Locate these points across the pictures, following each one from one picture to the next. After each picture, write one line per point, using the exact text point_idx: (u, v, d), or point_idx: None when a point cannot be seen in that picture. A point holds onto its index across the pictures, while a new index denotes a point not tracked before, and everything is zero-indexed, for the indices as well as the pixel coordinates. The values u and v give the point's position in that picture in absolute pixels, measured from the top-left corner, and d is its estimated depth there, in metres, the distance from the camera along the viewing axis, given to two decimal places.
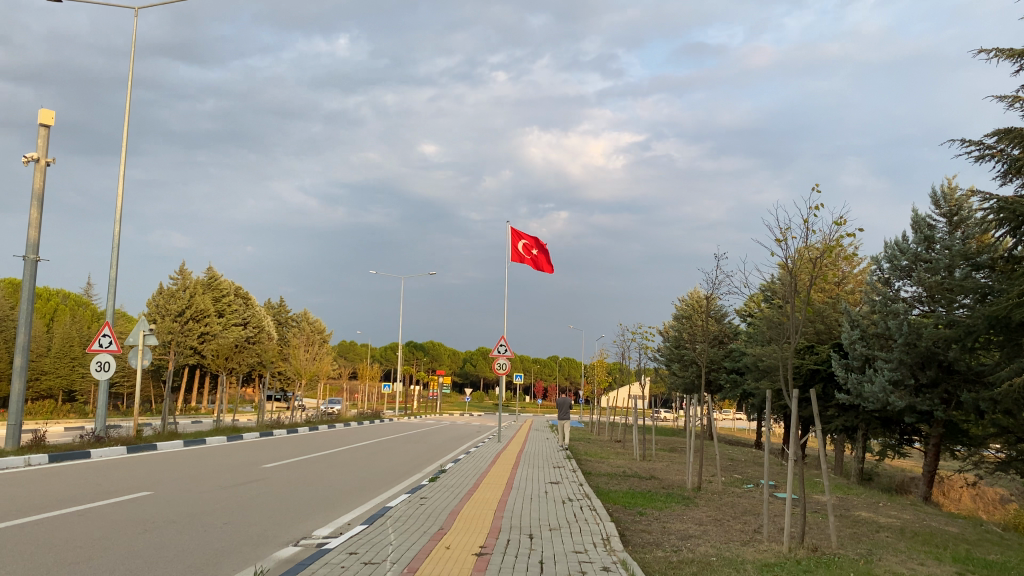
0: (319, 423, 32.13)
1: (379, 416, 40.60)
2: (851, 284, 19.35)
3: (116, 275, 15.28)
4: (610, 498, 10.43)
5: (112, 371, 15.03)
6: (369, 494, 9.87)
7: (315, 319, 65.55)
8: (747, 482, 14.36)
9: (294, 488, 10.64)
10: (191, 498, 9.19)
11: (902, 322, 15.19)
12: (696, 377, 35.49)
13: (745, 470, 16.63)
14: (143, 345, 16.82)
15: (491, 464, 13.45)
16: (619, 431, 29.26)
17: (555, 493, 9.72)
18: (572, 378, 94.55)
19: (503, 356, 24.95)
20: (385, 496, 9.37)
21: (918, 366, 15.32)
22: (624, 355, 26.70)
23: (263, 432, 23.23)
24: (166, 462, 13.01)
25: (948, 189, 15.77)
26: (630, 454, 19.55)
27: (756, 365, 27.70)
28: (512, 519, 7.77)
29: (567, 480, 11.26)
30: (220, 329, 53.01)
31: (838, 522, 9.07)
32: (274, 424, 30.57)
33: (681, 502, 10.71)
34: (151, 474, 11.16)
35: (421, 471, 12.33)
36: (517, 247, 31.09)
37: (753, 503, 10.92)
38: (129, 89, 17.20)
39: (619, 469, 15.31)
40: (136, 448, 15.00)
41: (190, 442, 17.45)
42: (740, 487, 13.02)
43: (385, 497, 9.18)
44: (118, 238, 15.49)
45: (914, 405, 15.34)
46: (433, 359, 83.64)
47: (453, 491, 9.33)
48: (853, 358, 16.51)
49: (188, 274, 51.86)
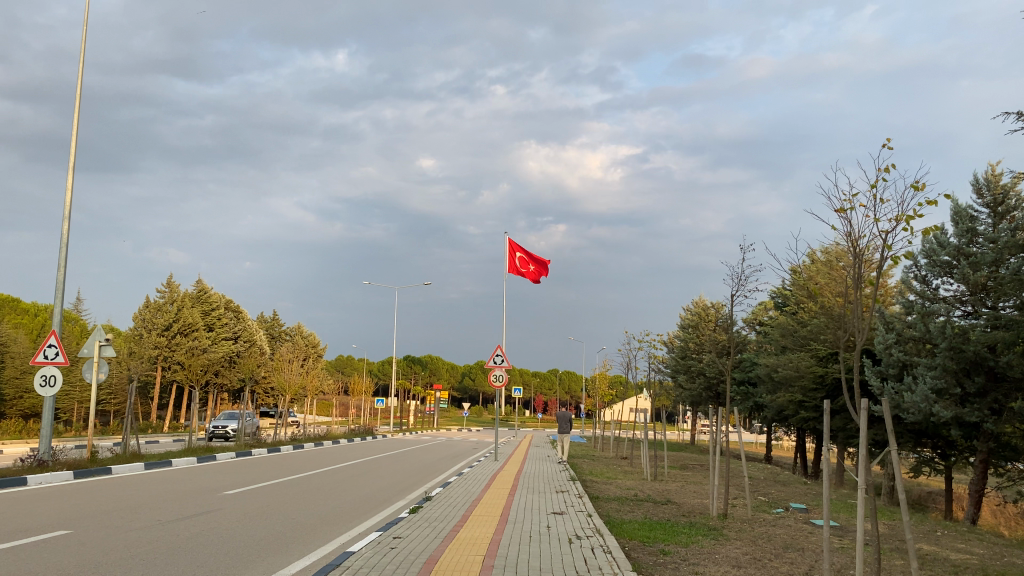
0: (308, 440, 30.48)
1: (372, 433, 38.99)
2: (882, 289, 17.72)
3: (64, 278, 13.69)
4: (625, 531, 8.78)
5: (59, 386, 13.37)
6: (334, 532, 8.30)
7: (310, 334, 63.88)
8: (777, 506, 12.73)
9: (249, 523, 9.00)
10: (115, 545, 7.61)
11: (945, 323, 13.60)
12: (704, 390, 34.12)
13: (770, 491, 14.94)
14: (99, 357, 15.20)
15: (485, 488, 11.79)
16: (625, 448, 27.84)
17: (559, 529, 8.11)
18: (572, 392, 93.12)
19: (501, 367, 23.29)
20: (352, 534, 7.80)
21: (965, 373, 13.70)
22: (629, 365, 25.16)
23: (242, 451, 21.55)
24: (113, 487, 11.39)
25: (991, 176, 14.23)
26: (640, 472, 17.96)
27: (769, 377, 26.32)
28: (508, 570, 6.04)
29: (573, 510, 9.63)
30: (209, 344, 51.32)
31: (910, 566, 7.39)
32: (259, 441, 28.96)
33: (710, 536, 9.06)
34: (87, 504, 9.55)
35: (405, 499, 10.71)
36: (514, 258, 29.53)
37: (793, 537, 9.33)
38: (81, 75, 15.67)
39: (629, 492, 13.64)
40: (87, 472, 13.31)
41: (153, 464, 15.70)
42: (773, 514, 11.37)
43: (349, 538, 7.59)
44: (66, 236, 13.93)
45: (960, 417, 13.74)
46: (431, 373, 82.19)
47: (438, 527, 7.72)
48: (888, 363, 14.94)
49: (176, 287, 50.30)
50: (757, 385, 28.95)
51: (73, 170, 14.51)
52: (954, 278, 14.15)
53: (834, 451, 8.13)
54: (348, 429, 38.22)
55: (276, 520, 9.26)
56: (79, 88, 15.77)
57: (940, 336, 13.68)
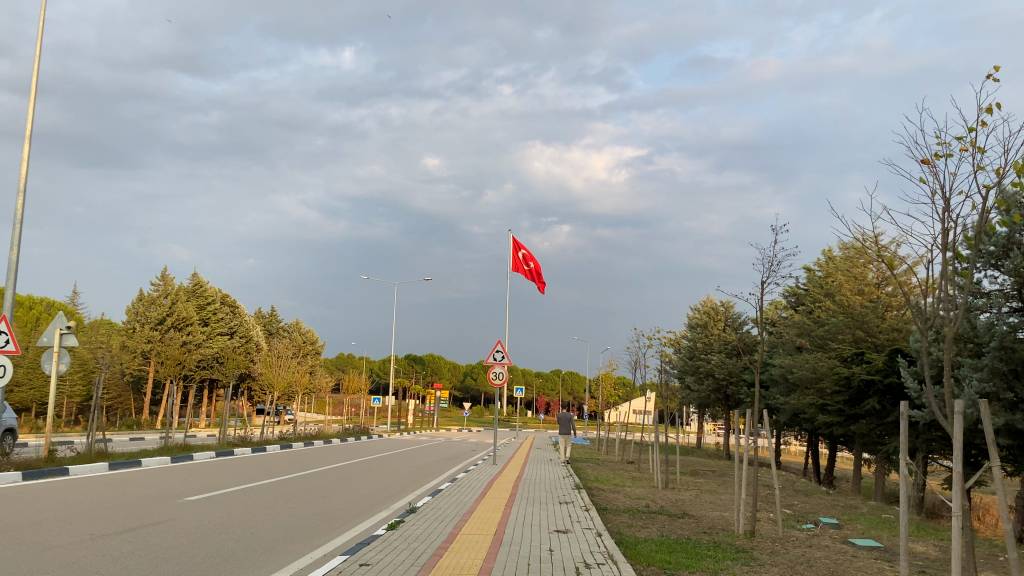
0: (298, 439, 29.06)
1: (367, 432, 37.63)
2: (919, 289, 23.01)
3: (17, 258, 12.45)
4: (642, 555, 7.42)
5: (9, 377, 12.14)
6: (283, 556, 6.86)
7: (308, 330, 62.61)
8: (805, 521, 11.39)
9: (199, 540, 7.67)
10: (22, 567, 6.21)
11: (993, 320, 12.25)
12: (714, 391, 32.83)
13: (794, 503, 13.52)
14: (59, 347, 13.90)
15: (479, 499, 10.46)
16: (632, 451, 26.74)
17: (564, 555, 6.74)
18: (575, 393, 92.08)
19: (500, 364, 21.91)
20: (297, 568, 6.34)
21: (1015, 375, 12.33)
22: (636, 364, 23.78)
23: (223, 450, 20.14)
24: (57, 491, 10.04)
25: None
26: (650, 479, 16.64)
27: (784, 379, 25.08)
28: None
29: (579, 527, 8.30)
30: (203, 339, 50.07)
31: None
32: (248, 440, 27.69)
33: (742, 562, 7.69)
34: (20, 511, 8.27)
35: (386, 510, 9.44)
36: (517, 256, 29.96)
37: (835, 562, 8.01)
38: (39, 38, 14.37)
39: (640, 503, 12.26)
40: (39, 473, 12.01)
41: (120, 464, 14.37)
42: (805, 533, 10.01)
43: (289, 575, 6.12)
44: (21, 213, 12.76)
45: (1010, 425, 12.40)
46: (433, 372, 81.08)
47: (418, 550, 6.47)
48: (926, 364, 13.53)
49: (170, 280, 48.92)
50: (771, 387, 27.54)
51: (29, 141, 13.41)
52: (1003, 270, 12.72)
53: (905, 465, 6.80)
54: (342, 428, 36.72)
55: (230, 536, 7.96)
56: (38, 52, 14.54)
57: (986, 335, 12.32)
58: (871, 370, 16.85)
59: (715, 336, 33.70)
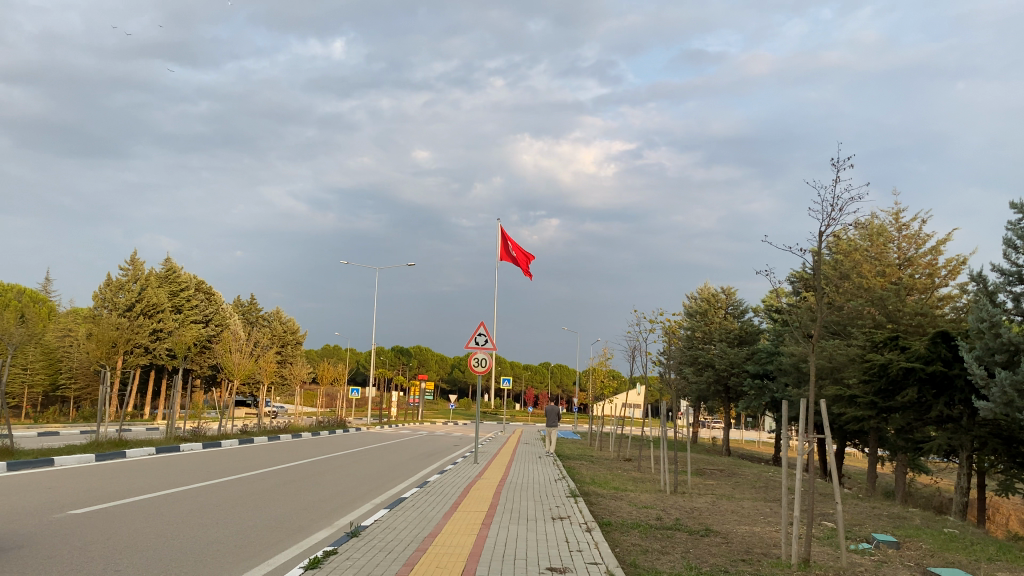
0: (262, 434, 26.45)
1: (344, 426, 35.19)
2: (945, 264, 21.52)
3: None
4: None
5: None
6: None
7: (289, 318, 60.07)
8: (856, 540, 9.13)
9: None
10: None
11: None
12: (715, 382, 30.69)
13: (833, 514, 11.23)
14: None
15: (449, 513, 8.16)
16: (628, 448, 24.59)
17: None
18: (564, 386, 90.22)
19: (482, 349, 19.56)
20: None
21: None
22: (632, 353, 21.38)
23: (166, 446, 17.58)
24: None
25: None
26: (656, 483, 14.30)
27: (794, 368, 22.65)
28: None
29: (582, 564, 5.93)
30: (177, 326, 47.57)
31: None
32: (209, 434, 25.09)
33: None
34: None
35: (323, 532, 7.19)
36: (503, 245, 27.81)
37: None
38: None
39: (649, 514, 9.99)
40: None
41: (23, 464, 11.96)
42: (872, 560, 7.74)
43: None
44: None
45: None
46: (419, 364, 78.85)
47: None
48: (993, 347, 11.10)
49: (140, 265, 46.17)
50: (777, 378, 24.99)
51: None
52: None
53: None
54: (316, 421, 33.95)
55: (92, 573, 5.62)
56: None
57: None
58: (910, 358, 14.62)
59: (715, 325, 31.50)
